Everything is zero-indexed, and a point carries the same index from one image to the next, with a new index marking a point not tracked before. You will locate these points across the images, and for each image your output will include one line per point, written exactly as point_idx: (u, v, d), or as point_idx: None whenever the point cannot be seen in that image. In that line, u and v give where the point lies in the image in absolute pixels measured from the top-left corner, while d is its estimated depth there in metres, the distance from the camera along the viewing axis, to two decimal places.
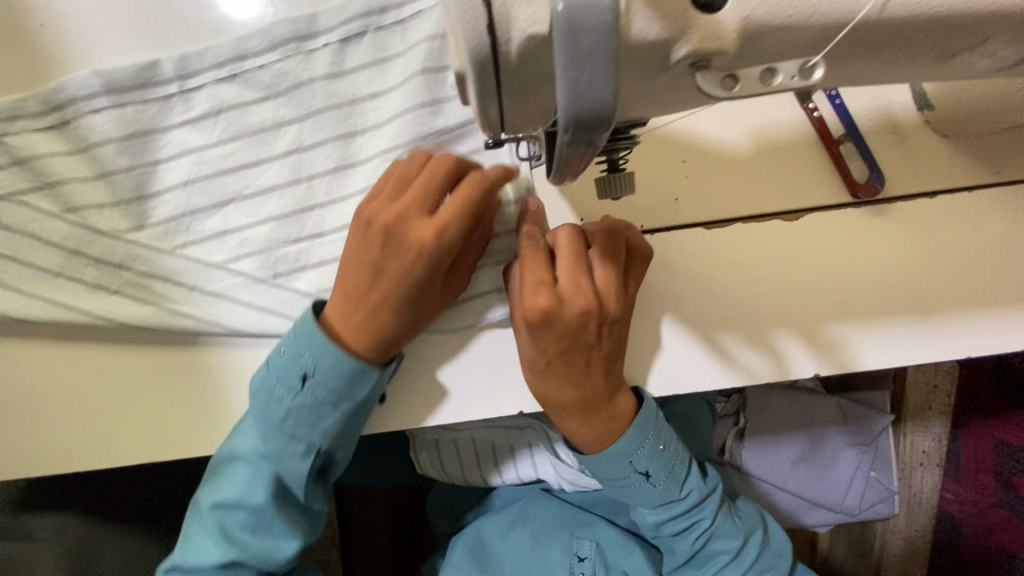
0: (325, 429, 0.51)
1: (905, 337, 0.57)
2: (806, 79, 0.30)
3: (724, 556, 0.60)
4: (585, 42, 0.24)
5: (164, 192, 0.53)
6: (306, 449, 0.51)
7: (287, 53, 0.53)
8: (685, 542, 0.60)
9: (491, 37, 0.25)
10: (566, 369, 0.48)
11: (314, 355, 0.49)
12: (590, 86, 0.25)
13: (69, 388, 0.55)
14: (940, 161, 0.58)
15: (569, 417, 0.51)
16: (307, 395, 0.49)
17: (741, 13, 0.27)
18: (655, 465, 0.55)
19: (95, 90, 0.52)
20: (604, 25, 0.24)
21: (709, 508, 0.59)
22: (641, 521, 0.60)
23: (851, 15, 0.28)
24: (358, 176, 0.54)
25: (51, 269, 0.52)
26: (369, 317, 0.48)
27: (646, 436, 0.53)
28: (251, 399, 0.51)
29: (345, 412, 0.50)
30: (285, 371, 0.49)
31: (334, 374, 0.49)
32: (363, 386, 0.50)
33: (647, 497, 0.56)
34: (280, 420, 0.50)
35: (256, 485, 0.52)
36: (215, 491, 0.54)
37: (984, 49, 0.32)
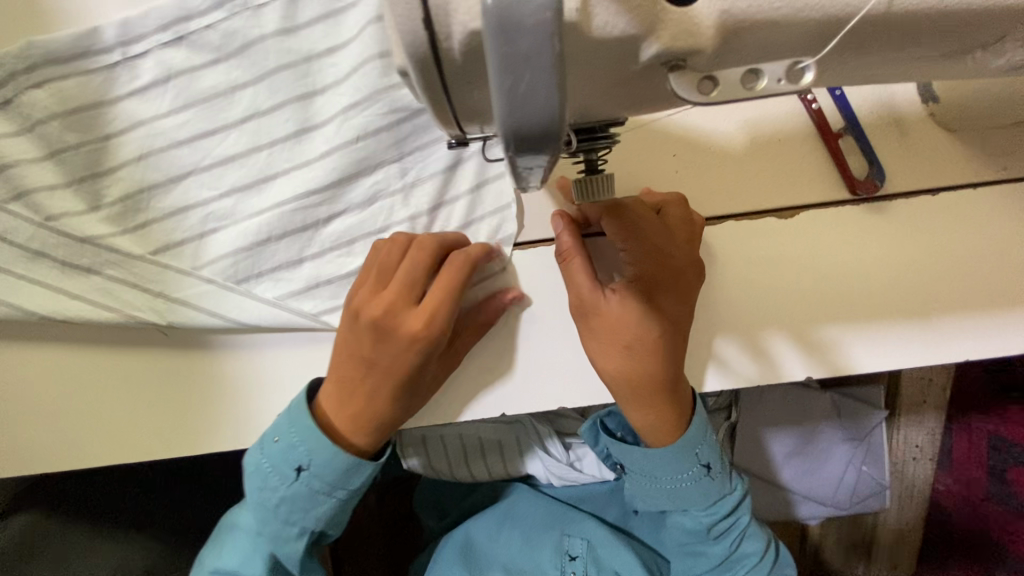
0: (318, 514, 0.49)
1: (904, 340, 0.54)
2: (795, 83, 0.26)
3: (750, 559, 0.57)
4: (523, 43, 0.18)
5: (118, 169, 0.50)
6: (300, 530, 0.49)
7: (234, 9, 0.50)
8: (720, 545, 0.56)
9: (428, 32, 0.22)
10: (662, 341, 0.48)
11: (307, 446, 0.47)
12: (531, 96, 0.19)
13: (30, 380, 0.53)
14: (943, 156, 0.55)
15: (657, 404, 0.49)
16: (302, 485, 0.47)
17: (720, 6, 0.24)
18: (712, 457, 0.52)
19: (35, 62, 0.49)
20: (548, 22, 0.18)
21: (745, 507, 0.57)
22: (686, 525, 0.55)
23: (843, 8, 0.25)
24: (320, 137, 0.51)
25: (15, 272, 0.49)
26: (369, 400, 0.47)
27: (708, 426, 0.52)
28: (246, 482, 0.49)
29: (340, 499, 0.48)
30: (278, 461, 0.48)
31: (329, 467, 0.47)
32: (359, 475, 0.48)
33: (702, 496, 0.53)
34: (274, 505, 0.48)
35: (255, 561, 0.50)
36: (213, 557, 0.52)
37: (995, 46, 0.29)
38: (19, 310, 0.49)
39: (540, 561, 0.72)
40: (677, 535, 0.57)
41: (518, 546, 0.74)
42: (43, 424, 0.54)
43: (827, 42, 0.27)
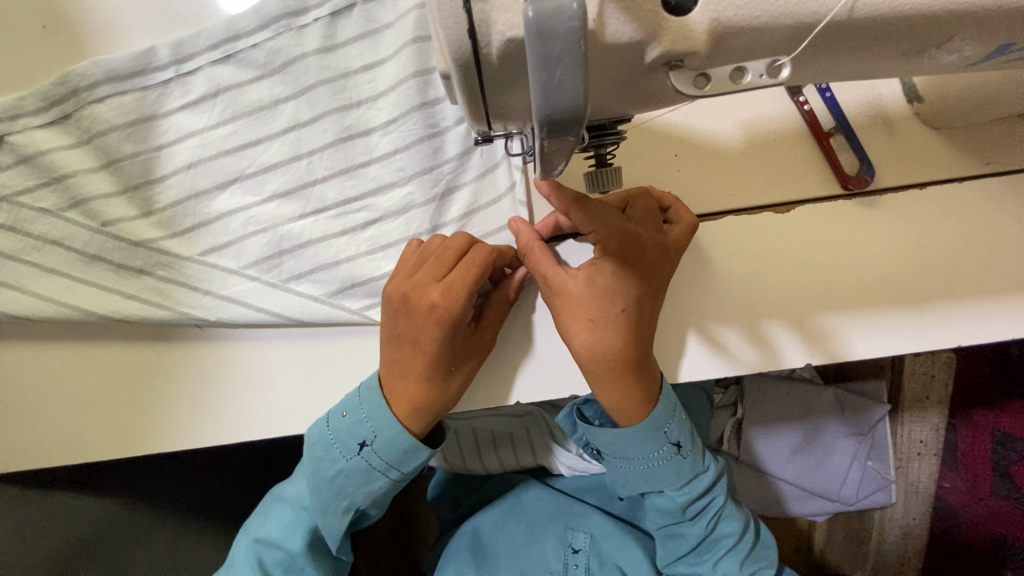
0: (369, 490, 0.54)
1: (897, 327, 0.57)
2: (774, 78, 0.30)
3: (728, 539, 0.60)
4: (555, 46, 0.22)
5: (169, 177, 0.55)
6: (348, 506, 0.54)
7: (278, 30, 0.54)
8: (697, 526, 0.59)
9: (473, 40, 0.26)
10: (624, 316, 0.49)
11: (373, 423, 0.51)
12: (561, 88, 0.23)
13: (82, 375, 0.57)
14: (929, 153, 0.59)
15: (621, 378, 0.50)
16: (362, 460, 0.52)
17: (712, 14, 0.28)
18: (683, 436, 0.55)
19: (96, 79, 0.53)
20: (576, 29, 0.22)
21: (721, 487, 0.60)
22: (661, 503, 0.58)
23: (819, 14, 0.29)
24: (361, 144, 0.55)
25: (72, 275, 0.54)
26: (404, 377, 0.51)
27: (675, 406, 0.54)
28: (307, 452, 0.53)
29: (392, 479, 0.54)
30: (343, 433, 0.52)
31: (390, 446, 0.52)
32: (414, 458, 0.53)
33: (675, 474, 0.56)
34: (331, 476, 0.53)
35: (300, 530, 0.55)
36: (261, 525, 0.57)
37: (950, 45, 0.33)
38: (79, 311, 0.53)
39: (543, 552, 0.74)
40: (654, 515, 0.60)
41: (521, 539, 0.76)
42: (92, 418, 0.57)
43: (798, 43, 0.30)
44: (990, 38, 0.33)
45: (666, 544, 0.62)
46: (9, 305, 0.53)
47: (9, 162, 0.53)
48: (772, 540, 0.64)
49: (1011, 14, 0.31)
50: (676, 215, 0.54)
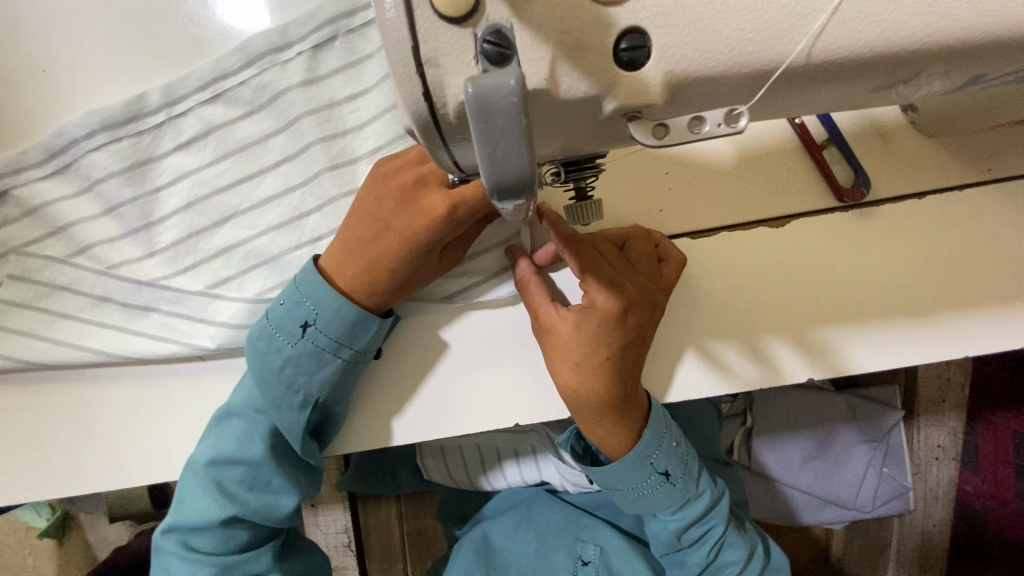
0: (324, 377, 0.52)
1: (900, 340, 0.57)
2: (733, 125, 0.30)
3: (732, 568, 0.59)
4: (496, 121, 0.21)
5: (168, 217, 0.56)
6: (304, 399, 0.52)
7: (263, 66, 0.55)
8: (698, 554, 0.58)
9: (428, 102, 0.27)
10: (610, 363, 0.49)
11: (313, 301, 0.50)
12: (507, 160, 0.22)
13: (96, 416, 0.58)
14: (926, 163, 0.58)
15: (601, 418, 0.51)
16: (308, 342, 0.51)
17: (666, 67, 0.28)
18: (672, 464, 0.54)
19: (92, 128, 0.54)
20: (515, 105, 0.21)
21: (719, 514, 0.59)
22: (659, 530, 0.58)
23: (778, 58, 0.28)
24: (346, 172, 0.56)
25: (81, 318, 0.56)
26: (366, 270, 0.50)
27: (662, 436, 0.53)
28: (249, 351, 0.52)
29: (345, 359, 0.52)
30: (284, 320, 0.51)
31: (336, 322, 0.51)
32: (365, 332, 0.52)
33: (667, 499, 0.55)
34: (278, 369, 0.51)
35: (255, 440, 0.53)
36: (208, 448, 0.54)
37: (920, 80, 0.32)
38: (87, 352, 0.56)
39: (553, 564, 0.73)
40: (653, 543, 0.60)
41: (532, 549, 0.76)
42: (107, 457, 0.58)
43: (758, 90, 0.30)
44: (955, 73, 0.32)
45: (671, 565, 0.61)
46: (28, 352, 0.56)
47: (15, 215, 0.55)
48: (779, 558, 0.64)
49: (973, 49, 0.30)
50: (666, 253, 0.55)
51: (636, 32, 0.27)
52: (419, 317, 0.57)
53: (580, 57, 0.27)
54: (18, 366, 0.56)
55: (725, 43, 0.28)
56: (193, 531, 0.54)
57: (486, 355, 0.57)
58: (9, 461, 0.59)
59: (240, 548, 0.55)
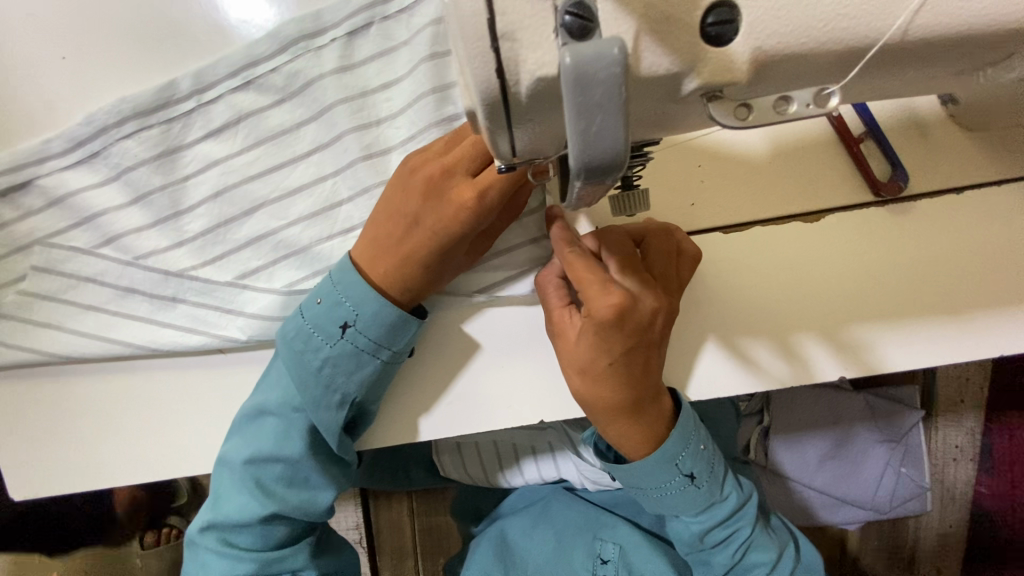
0: (361, 378, 0.51)
1: (936, 338, 0.56)
2: (823, 106, 0.27)
3: (760, 569, 0.58)
4: (596, 93, 0.21)
5: (196, 206, 0.55)
6: (341, 399, 0.51)
7: (296, 52, 0.54)
8: (722, 554, 0.58)
9: (501, 80, 0.25)
10: (613, 368, 0.47)
11: (353, 301, 0.49)
12: (600, 136, 0.22)
13: (120, 410, 0.57)
14: (972, 155, 0.56)
15: (615, 421, 0.50)
16: (348, 343, 0.50)
17: (753, 43, 0.27)
18: (698, 467, 0.53)
19: (122, 115, 0.54)
20: (616, 76, 0.21)
21: (746, 516, 0.58)
22: (681, 530, 0.58)
23: (865, 39, 0.27)
24: (379, 161, 0.55)
25: (108, 311, 0.55)
26: (396, 267, 0.49)
27: (689, 437, 0.52)
28: (285, 351, 0.51)
29: (383, 360, 0.51)
30: (323, 321, 0.50)
31: (377, 322, 0.50)
32: (404, 334, 0.51)
33: (690, 502, 0.54)
34: (317, 369, 0.50)
35: (292, 438, 0.51)
36: (242, 446, 0.52)
37: (1009, 63, 0.31)
38: (114, 345, 0.55)
39: (572, 561, 0.73)
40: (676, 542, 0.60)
41: (550, 547, 0.75)
42: (129, 451, 0.57)
43: (850, 69, 0.29)
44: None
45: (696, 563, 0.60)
46: (54, 345, 0.55)
47: (40, 205, 0.54)
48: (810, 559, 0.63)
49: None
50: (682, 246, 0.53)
51: (725, 5, 0.26)
52: (449, 310, 0.55)
53: (667, 31, 0.26)
54: (42, 358, 0.55)
55: (815, 20, 0.27)
56: (233, 529, 0.53)
57: (516, 350, 0.56)
58: (30, 454, 0.57)
59: (277, 544, 0.54)
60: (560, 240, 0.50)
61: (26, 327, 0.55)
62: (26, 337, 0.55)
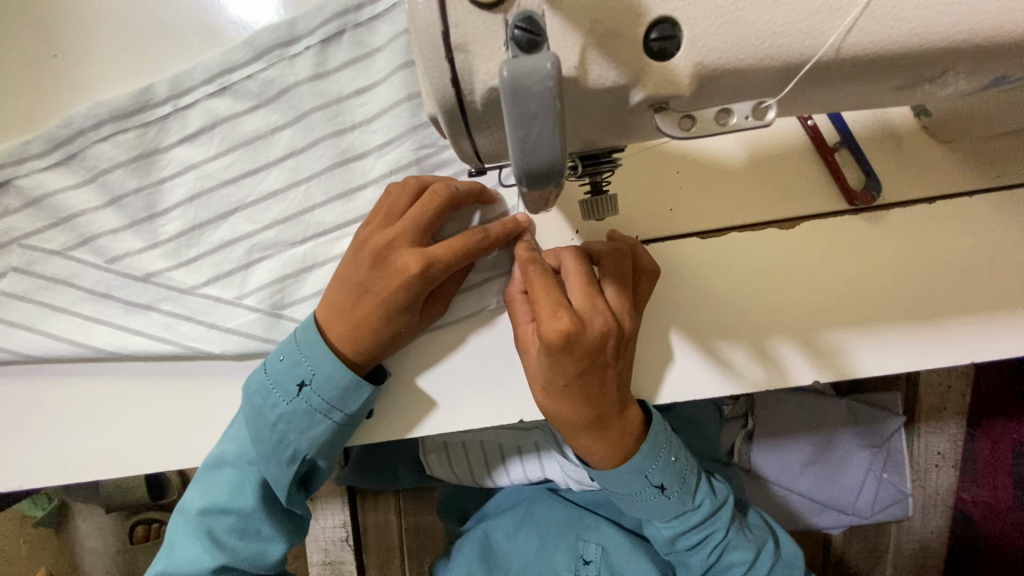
0: (314, 436, 0.52)
1: (905, 344, 0.57)
2: (761, 119, 0.29)
3: (737, 568, 0.59)
4: (531, 105, 0.22)
5: (172, 209, 0.56)
6: (293, 455, 0.52)
7: (271, 60, 0.55)
8: (699, 556, 0.59)
9: (455, 88, 0.27)
10: (570, 387, 0.47)
11: (311, 362, 0.51)
12: (539, 144, 0.23)
13: (93, 410, 0.58)
14: (936, 169, 0.58)
15: (581, 435, 0.50)
16: (302, 402, 0.51)
17: (695, 58, 0.28)
18: (668, 478, 0.54)
19: (99, 119, 0.55)
20: (550, 88, 0.23)
21: (721, 519, 0.59)
22: (656, 534, 0.60)
23: (805, 55, 0.29)
24: (352, 166, 0.56)
25: (82, 312, 0.56)
26: (348, 330, 0.51)
27: (660, 447, 0.53)
28: (246, 404, 0.53)
29: (336, 421, 0.52)
30: (282, 377, 0.52)
31: (331, 385, 0.51)
32: (357, 397, 0.52)
33: (663, 509, 0.55)
34: (272, 425, 0.52)
35: (246, 491, 0.53)
36: (201, 497, 0.54)
37: (945, 78, 0.32)
38: (85, 347, 0.56)
39: (554, 563, 0.73)
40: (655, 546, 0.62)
41: (533, 547, 0.76)
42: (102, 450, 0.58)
43: (789, 83, 0.30)
44: (983, 71, 0.32)
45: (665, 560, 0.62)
46: (25, 344, 0.56)
47: (19, 204, 0.55)
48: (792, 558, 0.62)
49: (1000, 48, 0.30)
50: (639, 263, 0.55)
51: (667, 21, 0.27)
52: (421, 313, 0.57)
53: (613, 46, 0.27)
54: (16, 358, 0.56)
55: (755, 36, 0.28)
56: None
57: (491, 350, 0.57)
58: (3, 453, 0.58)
59: None
60: (523, 260, 0.50)
61: (1, 326, 0.56)
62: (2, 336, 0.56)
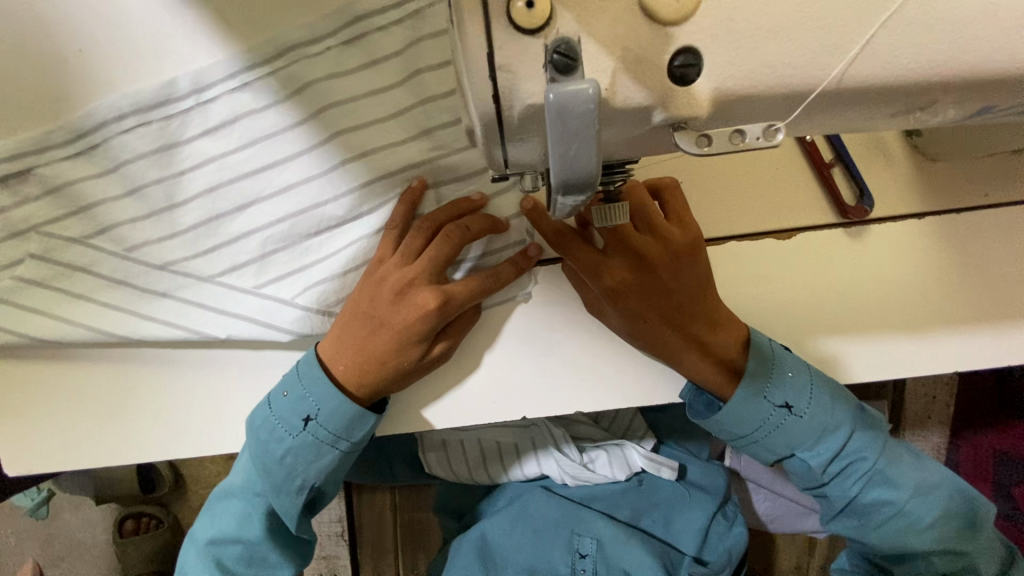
0: (321, 466, 0.58)
1: (895, 352, 0.60)
2: (770, 141, 0.31)
3: (889, 507, 0.60)
4: (573, 124, 0.25)
5: (190, 200, 0.57)
6: (301, 485, 0.58)
7: (291, 59, 0.56)
8: (841, 485, 0.60)
9: (495, 104, 0.29)
10: (667, 316, 0.57)
11: (315, 398, 0.56)
12: (577, 159, 0.26)
13: (111, 394, 0.61)
14: (926, 187, 0.61)
15: (711, 352, 0.57)
16: (309, 435, 0.57)
17: (715, 82, 0.30)
18: (792, 397, 0.57)
19: (122, 112, 0.55)
20: (591, 111, 0.25)
21: (858, 447, 0.59)
22: (799, 467, 0.60)
23: (809, 84, 0.31)
24: (365, 163, 0.57)
25: (100, 299, 0.58)
26: (360, 364, 0.56)
27: (772, 369, 0.57)
28: (254, 437, 0.58)
29: (342, 450, 0.58)
30: (287, 413, 0.56)
31: (333, 418, 0.56)
32: (361, 427, 0.58)
33: (803, 431, 0.58)
34: (280, 457, 0.57)
35: (254, 520, 0.59)
36: (210, 527, 0.60)
37: (934, 108, 0.34)
38: (104, 333, 0.58)
39: (552, 559, 0.77)
40: (796, 479, 0.62)
41: (530, 543, 0.79)
42: (120, 430, 0.62)
43: (796, 108, 0.32)
44: (971, 103, 0.34)
45: (834, 518, 0.63)
46: (45, 330, 0.57)
47: (38, 193, 0.56)
48: (938, 504, 0.61)
49: (988, 83, 0.33)
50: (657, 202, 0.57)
51: (690, 51, 0.30)
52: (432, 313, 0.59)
53: (640, 71, 0.29)
54: (34, 343, 0.58)
55: (768, 66, 0.30)
56: None
57: (499, 349, 0.62)
58: (25, 430, 0.61)
59: None
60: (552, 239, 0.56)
61: (19, 312, 0.57)
62: (22, 322, 0.57)
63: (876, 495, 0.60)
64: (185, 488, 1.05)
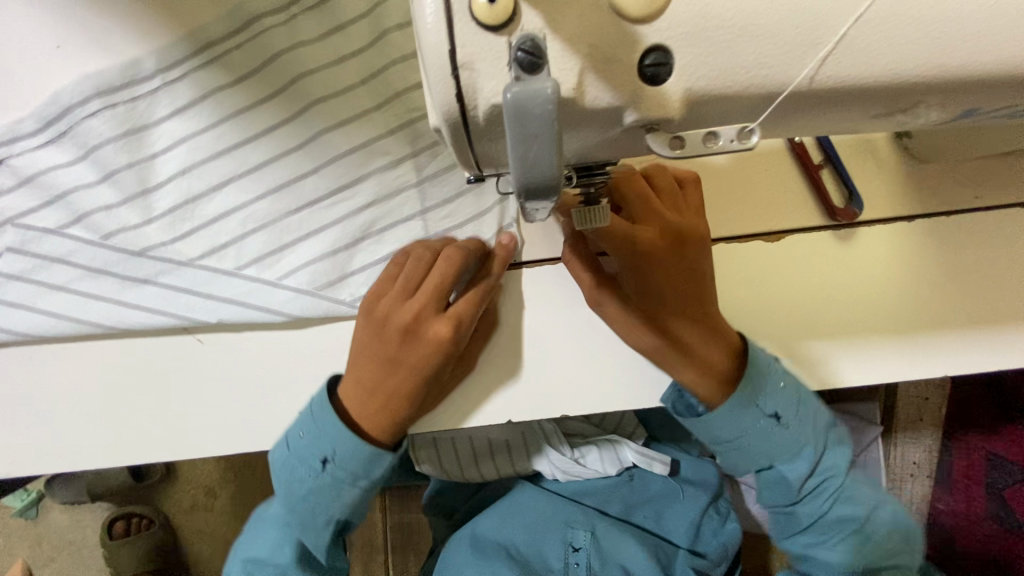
0: (343, 503, 0.56)
1: (884, 357, 0.59)
2: (745, 142, 0.32)
3: (852, 523, 0.59)
4: (531, 126, 0.24)
5: (165, 182, 0.57)
6: (327, 520, 0.57)
7: (246, 30, 0.57)
8: (814, 505, 0.59)
9: (459, 103, 0.28)
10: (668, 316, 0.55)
11: (333, 442, 0.54)
12: (537, 162, 0.25)
13: (84, 388, 0.59)
14: (914, 187, 0.60)
15: (713, 361, 0.56)
16: (329, 476, 0.55)
17: (686, 83, 0.30)
18: (782, 406, 0.56)
19: (86, 95, 0.55)
20: (549, 111, 0.24)
21: (835, 464, 0.59)
22: (776, 480, 0.59)
23: (784, 84, 0.30)
24: (338, 136, 0.58)
25: (80, 291, 0.56)
26: (384, 403, 0.54)
27: (767, 380, 0.55)
28: (278, 476, 0.57)
29: (362, 488, 0.56)
30: (306, 454, 0.55)
31: (352, 459, 0.55)
32: (380, 465, 0.55)
33: (784, 443, 0.57)
34: (304, 496, 0.56)
35: (286, 547, 0.60)
36: (252, 546, 0.61)
37: (919, 109, 0.34)
38: (85, 324, 0.56)
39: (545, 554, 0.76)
40: (769, 495, 0.60)
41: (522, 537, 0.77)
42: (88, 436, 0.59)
43: (765, 109, 0.32)
44: (952, 105, 0.34)
45: (793, 536, 0.62)
46: (25, 323, 0.56)
47: (11, 184, 0.55)
48: (900, 523, 0.61)
49: (971, 85, 0.32)
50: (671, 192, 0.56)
51: (658, 50, 0.29)
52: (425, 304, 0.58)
53: (609, 70, 0.29)
54: (8, 338, 0.56)
55: (740, 67, 0.30)
56: None
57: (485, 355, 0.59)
58: None
59: None
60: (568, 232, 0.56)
61: None
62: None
63: (844, 515, 0.59)
64: (174, 485, 1.04)
